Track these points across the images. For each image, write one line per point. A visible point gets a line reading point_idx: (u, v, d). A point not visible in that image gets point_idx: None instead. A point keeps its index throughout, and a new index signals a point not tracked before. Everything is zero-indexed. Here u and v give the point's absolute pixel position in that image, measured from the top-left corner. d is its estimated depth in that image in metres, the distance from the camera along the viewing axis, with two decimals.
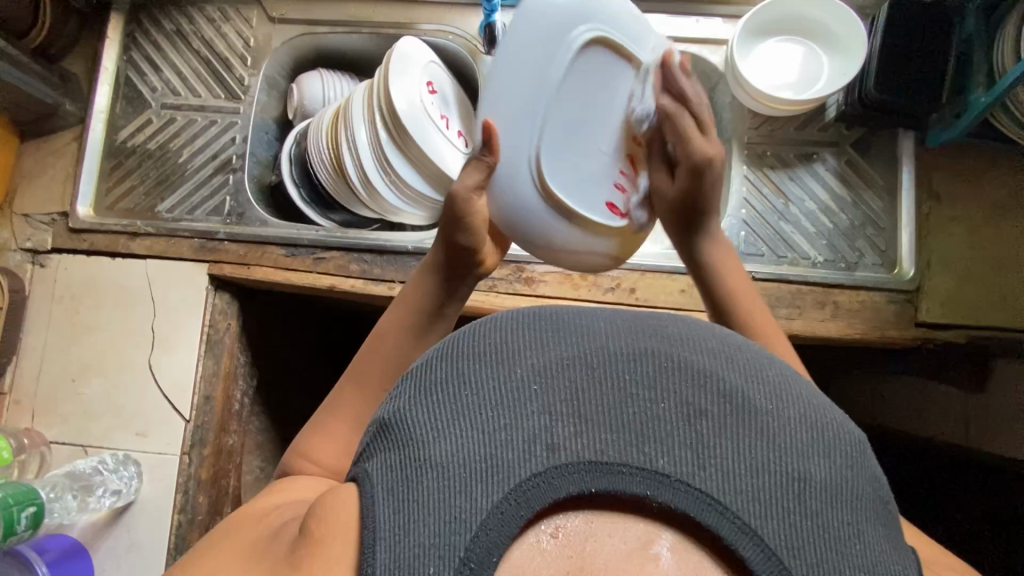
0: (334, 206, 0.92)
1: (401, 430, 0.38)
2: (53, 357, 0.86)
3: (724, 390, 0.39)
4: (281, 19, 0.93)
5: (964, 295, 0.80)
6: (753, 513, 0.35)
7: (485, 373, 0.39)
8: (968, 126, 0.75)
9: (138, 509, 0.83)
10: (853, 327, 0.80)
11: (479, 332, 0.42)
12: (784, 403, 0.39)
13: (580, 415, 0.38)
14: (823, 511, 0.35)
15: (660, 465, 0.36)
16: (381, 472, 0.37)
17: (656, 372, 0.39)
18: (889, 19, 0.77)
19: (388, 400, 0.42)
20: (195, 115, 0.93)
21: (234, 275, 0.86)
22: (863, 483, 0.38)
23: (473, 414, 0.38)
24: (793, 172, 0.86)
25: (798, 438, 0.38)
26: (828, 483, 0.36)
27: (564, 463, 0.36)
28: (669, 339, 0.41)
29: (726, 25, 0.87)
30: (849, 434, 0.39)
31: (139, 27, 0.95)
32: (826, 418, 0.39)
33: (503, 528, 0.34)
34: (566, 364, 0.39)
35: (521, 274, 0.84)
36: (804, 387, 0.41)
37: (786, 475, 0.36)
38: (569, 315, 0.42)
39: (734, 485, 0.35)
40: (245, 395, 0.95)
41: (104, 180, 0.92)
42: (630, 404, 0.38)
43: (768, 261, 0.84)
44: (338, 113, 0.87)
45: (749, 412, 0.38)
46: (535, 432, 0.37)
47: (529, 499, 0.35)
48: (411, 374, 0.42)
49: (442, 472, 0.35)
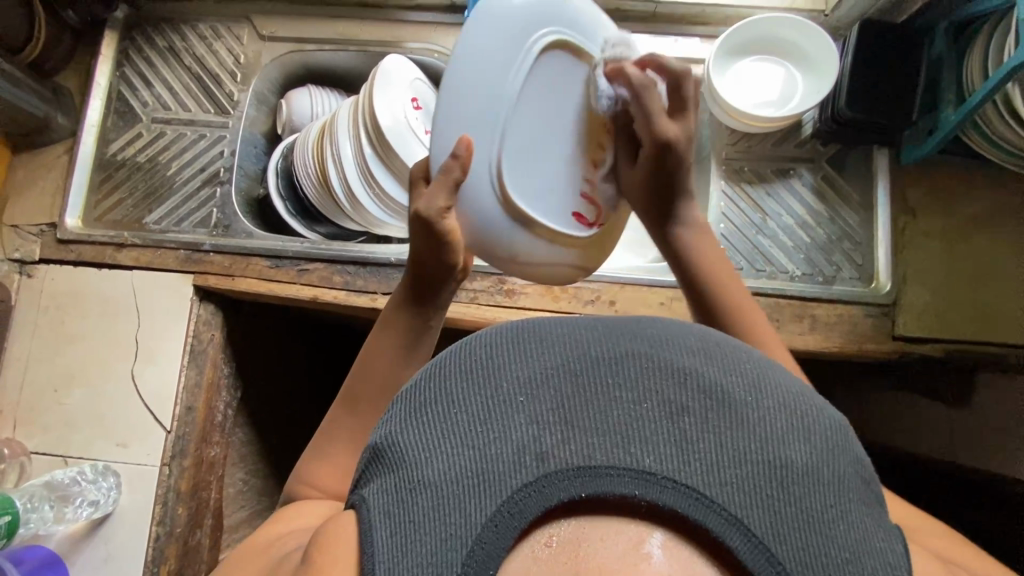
0: (320, 219, 0.94)
1: (394, 453, 0.37)
2: (36, 367, 0.87)
3: (706, 385, 0.37)
4: (271, 37, 0.96)
5: (941, 308, 0.81)
6: (740, 502, 0.33)
7: (471, 387, 0.38)
8: (940, 144, 0.77)
9: (117, 520, 0.82)
10: (831, 340, 0.81)
11: (465, 349, 0.40)
12: (762, 393, 0.38)
13: (566, 420, 0.36)
14: (809, 497, 0.34)
15: (647, 464, 0.34)
16: (377, 497, 0.36)
17: (637, 371, 0.38)
18: (860, 39, 0.79)
19: (379, 423, 0.41)
20: (185, 129, 0.95)
21: (218, 286, 0.87)
22: (844, 464, 0.37)
23: (459, 425, 0.36)
24: (771, 187, 0.87)
25: (778, 424, 0.36)
26: (810, 466, 0.35)
27: (554, 472, 0.34)
28: (649, 340, 0.39)
29: (704, 44, 0.89)
30: (826, 418, 0.38)
31: (133, 44, 0.97)
32: (804, 403, 0.38)
33: (498, 541, 0.33)
34: (549, 372, 0.38)
35: (503, 286, 0.85)
36: (783, 377, 0.40)
37: (768, 462, 0.35)
38: (550, 326, 0.41)
39: (719, 476, 0.34)
40: (229, 407, 0.95)
41: (94, 192, 0.93)
42: (614, 407, 0.36)
43: (747, 275, 0.85)
44: (323, 128, 0.88)
45: (729, 403, 0.36)
46: (522, 442, 0.35)
47: (521, 510, 0.33)
48: (400, 396, 0.41)
49: (434, 490, 0.34)
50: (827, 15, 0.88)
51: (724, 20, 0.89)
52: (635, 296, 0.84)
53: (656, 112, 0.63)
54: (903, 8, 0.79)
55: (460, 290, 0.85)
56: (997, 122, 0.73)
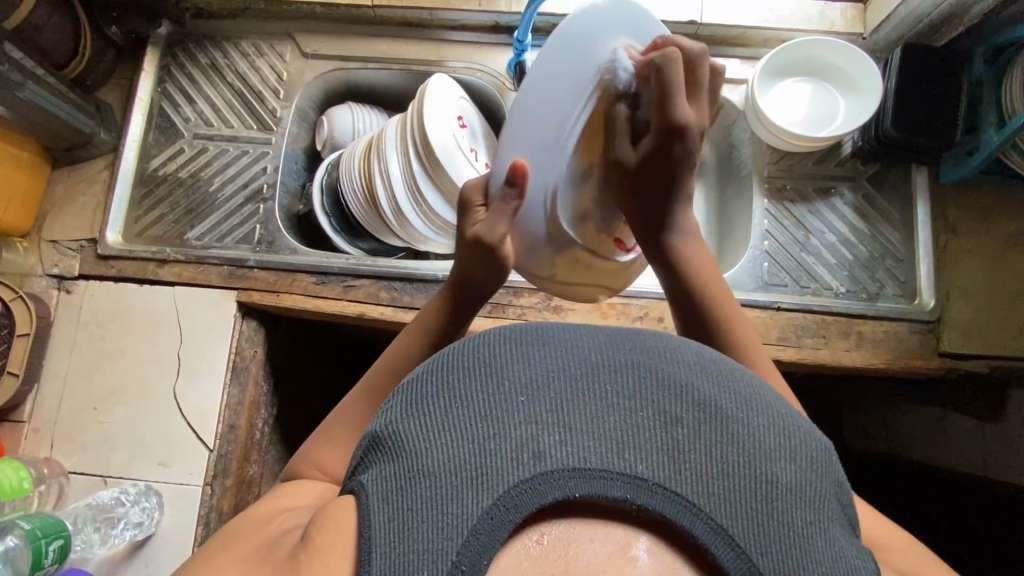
0: (363, 235, 0.94)
1: (395, 442, 0.38)
2: (75, 384, 0.85)
3: (700, 399, 0.38)
4: (314, 55, 0.96)
5: (984, 325, 0.82)
6: (726, 512, 0.34)
7: (475, 386, 0.39)
8: (980, 165, 0.79)
9: (158, 542, 0.80)
10: (877, 357, 0.81)
11: (470, 346, 0.41)
12: (755, 410, 0.38)
13: (564, 422, 0.37)
14: (792, 512, 0.35)
15: (640, 469, 0.35)
16: (376, 483, 0.36)
17: (635, 381, 0.39)
18: (902, 62, 0.81)
19: (380, 412, 0.41)
20: (227, 146, 0.95)
21: (263, 302, 0.87)
22: (827, 486, 0.38)
23: (460, 421, 0.37)
24: (812, 206, 0.89)
25: (768, 440, 0.37)
26: (796, 485, 0.36)
27: (551, 471, 0.35)
28: (649, 352, 0.41)
29: (744, 66, 0.91)
30: (814, 440, 0.39)
31: (174, 60, 0.97)
32: (793, 424, 0.39)
33: (492, 534, 0.33)
34: (551, 376, 0.39)
35: (550, 302, 0.85)
36: (775, 397, 0.41)
37: (756, 477, 0.35)
38: (553, 330, 0.42)
39: (708, 485, 0.35)
40: (266, 424, 0.93)
41: (135, 208, 0.93)
42: (611, 412, 0.37)
43: (792, 292, 0.86)
44: (370, 145, 0.89)
45: (722, 417, 0.37)
46: (522, 440, 0.36)
47: (517, 505, 0.34)
48: (404, 388, 0.41)
49: (433, 481, 0.35)
50: (864, 38, 0.89)
51: (763, 42, 0.91)
52: None
53: (676, 91, 0.58)
54: (941, 32, 0.82)
55: (507, 307, 0.85)
56: None
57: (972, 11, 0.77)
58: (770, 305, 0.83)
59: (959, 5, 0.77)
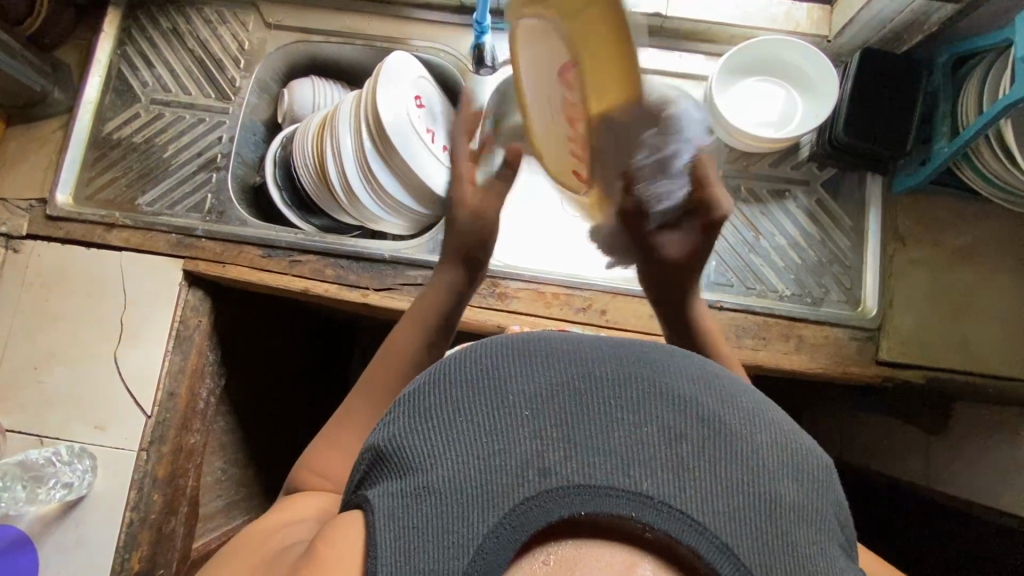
0: (315, 210, 0.93)
1: (400, 458, 0.39)
2: (16, 344, 0.85)
3: (702, 415, 0.40)
4: (277, 25, 0.95)
5: (924, 336, 0.82)
6: (732, 532, 0.36)
7: (479, 400, 0.40)
8: (932, 175, 0.79)
9: (89, 504, 0.81)
10: (816, 362, 0.82)
11: (474, 358, 0.43)
12: (756, 428, 0.41)
13: (569, 437, 0.38)
14: (794, 532, 0.37)
15: (645, 487, 0.36)
16: (383, 498, 0.38)
17: (639, 398, 0.40)
18: (861, 67, 0.80)
19: (382, 426, 0.43)
20: (184, 113, 0.94)
21: (208, 272, 0.86)
22: (826, 503, 0.40)
23: (466, 434, 0.39)
24: (766, 208, 0.88)
25: (769, 459, 0.39)
26: (798, 504, 0.38)
27: (555, 488, 0.36)
28: (651, 367, 0.43)
29: (707, 62, 0.90)
30: (815, 457, 0.41)
31: (135, 23, 0.96)
32: (793, 441, 0.41)
33: (498, 552, 0.34)
34: (555, 391, 0.40)
35: (495, 289, 0.85)
36: (778, 414, 0.43)
37: (758, 495, 0.37)
38: (558, 344, 0.44)
39: (713, 505, 0.36)
40: (212, 394, 0.94)
41: (87, 170, 0.92)
42: (617, 426, 0.39)
43: (737, 292, 0.86)
44: (325, 120, 0.88)
45: (724, 434, 0.39)
46: (526, 456, 0.37)
47: (523, 523, 0.35)
48: (409, 399, 0.43)
49: (438, 497, 0.36)
50: (828, 41, 0.88)
51: (728, 39, 0.90)
52: (627, 306, 0.84)
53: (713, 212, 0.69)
54: (903, 39, 0.82)
55: None
56: (989, 156, 0.74)
57: (932, 18, 0.76)
58: (713, 304, 0.83)
59: (919, 13, 0.77)
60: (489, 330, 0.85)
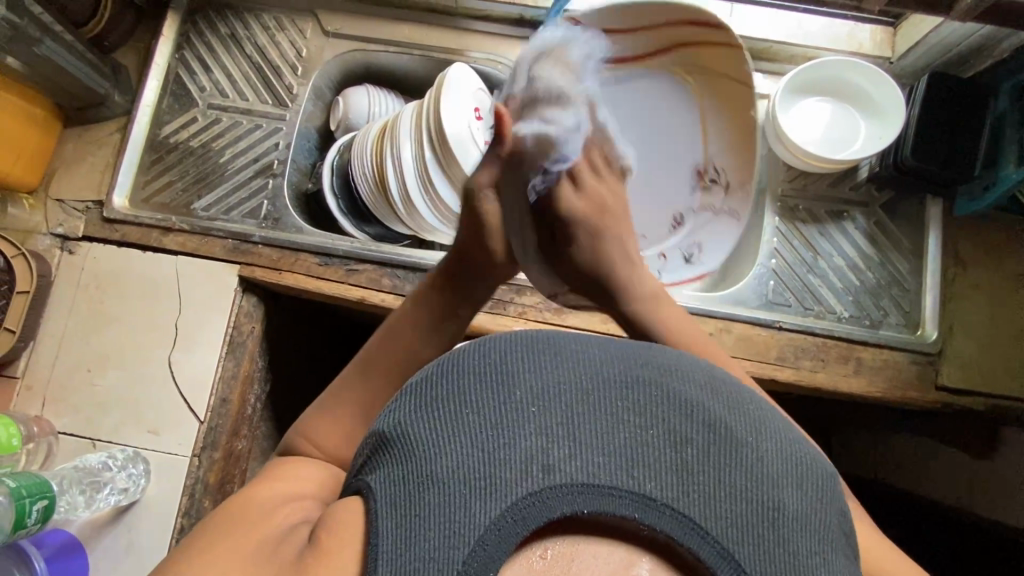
0: (369, 219, 0.93)
1: (403, 444, 0.39)
2: (71, 346, 0.85)
3: (709, 420, 0.40)
4: (335, 33, 0.96)
5: (983, 361, 0.82)
6: (733, 538, 0.36)
7: (487, 393, 0.40)
8: (998, 200, 0.78)
9: (142, 509, 0.81)
10: (874, 385, 0.81)
11: (480, 350, 0.43)
12: (764, 436, 0.41)
13: (574, 436, 0.38)
14: (796, 540, 0.37)
15: (648, 489, 0.37)
16: (385, 485, 0.38)
17: (646, 400, 0.41)
18: (929, 91, 0.80)
19: (387, 412, 0.43)
20: (241, 118, 0.94)
21: (265, 279, 0.86)
22: (831, 514, 0.40)
23: (473, 427, 0.39)
24: (823, 228, 0.88)
25: (776, 469, 0.39)
26: (802, 513, 0.39)
27: (559, 484, 0.36)
28: (660, 369, 0.43)
29: (766, 81, 0.90)
30: (820, 468, 0.42)
31: (194, 28, 0.96)
32: (801, 451, 0.42)
33: (500, 544, 0.35)
34: (563, 389, 0.40)
35: (551, 303, 0.85)
36: (784, 422, 0.44)
37: (762, 503, 0.38)
38: (564, 341, 0.44)
39: (714, 509, 0.37)
40: (259, 400, 0.94)
41: (143, 173, 0.92)
42: (622, 427, 0.39)
43: (794, 312, 0.85)
44: (385, 129, 0.88)
45: (730, 441, 0.40)
46: (531, 452, 0.38)
47: (525, 518, 0.36)
48: (415, 387, 0.43)
49: (443, 487, 0.36)
50: (891, 63, 0.88)
51: (789, 59, 0.90)
52: None
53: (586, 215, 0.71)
54: (970, 64, 0.82)
55: (508, 304, 0.85)
56: None
57: (1003, 44, 0.76)
58: (772, 325, 0.83)
59: (989, 38, 0.77)
60: None
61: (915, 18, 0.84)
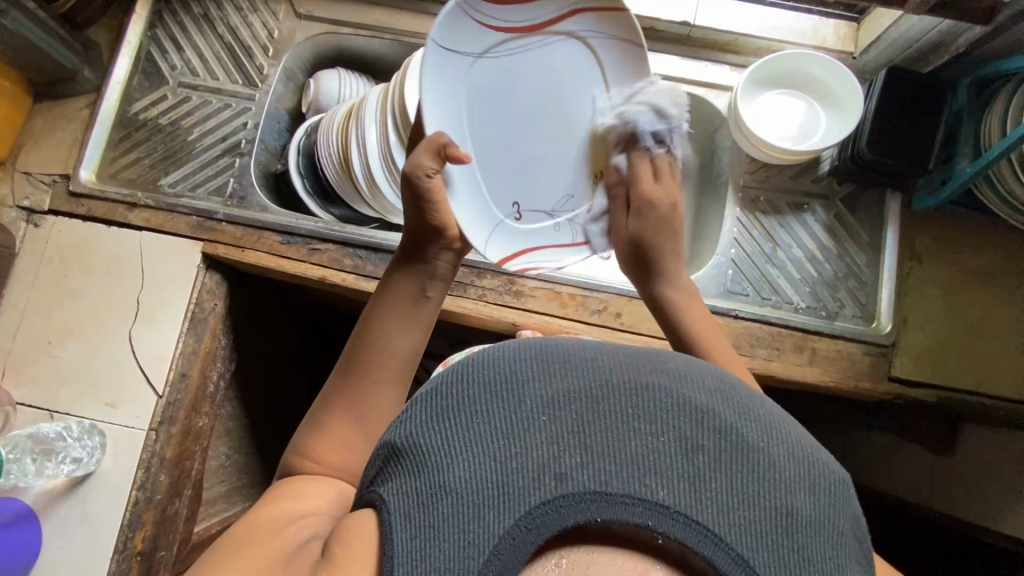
0: (335, 200, 0.94)
1: (414, 455, 0.38)
2: (32, 318, 0.86)
3: (720, 426, 0.39)
4: (307, 16, 0.96)
5: (937, 354, 0.83)
6: (747, 543, 0.35)
7: (495, 402, 0.39)
8: (952, 195, 0.79)
9: (96, 480, 0.81)
10: (828, 375, 0.82)
11: (487, 359, 0.42)
12: (774, 440, 0.39)
13: (585, 444, 0.37)
14: (811, 546, 0.36)
15: (661, 496, 0.36)
16: (397, 498, 0.37)
17: (655, 406, 0.39)
18: (886, 84, 0.81)
19: (396, 422, 0.42)
20: (210, 98, 0.95)
21: (227, 256, 0.87)
22: (843, 519, 0.39)
23: (482, 436, 0.38)
24: (784, 220, 0.89)
25: (788, 473, 0.38)
26: (815, 519, 0.37)
27: (572, 493, 0.36)
28: (669, 375, 0.41)
29: (732, 73, 0.91)
30: (833, 472, 0.40)
31: (167, 6, 0.97)
32: (813, 456, 0.40)
33: (514, 553, 0.34)
34: (572, 397, 0.39)
35: (511, 287, 0.86)
36: (797, 428, 0.42)
37: (775, 509, 0.36)
38: (573, 348, 0.43)
39: (727, 516, 0.36)
40: (222, 378, 0.94)
41: (112, 149, 0.93)
42: (632, 435, 0.38)
43: (752, 302, 0.86)
44: (350, 111, 0.89)
45: (742, 446, 0.38)
46: (542, 462, 0.37)
47: (539, 526, 0.35)
48: (423, 397, 0.42)
49: (456, 497, 0.36)
50: (854, 58, 0.89)
51: (754, 52, 0.91)
52: (642, 311, 0.85)
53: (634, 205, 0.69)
54: (929, 59, 0.82)
55: (469, 286, 0.86)
56: (1010, 178, 0.75)
57: (960, 39, 0.76)
58: (728, 313, 0.83)
59: (947, 33, 0.77)
60: (503, 327, 0.86)
61: (878, 12, 0.85)
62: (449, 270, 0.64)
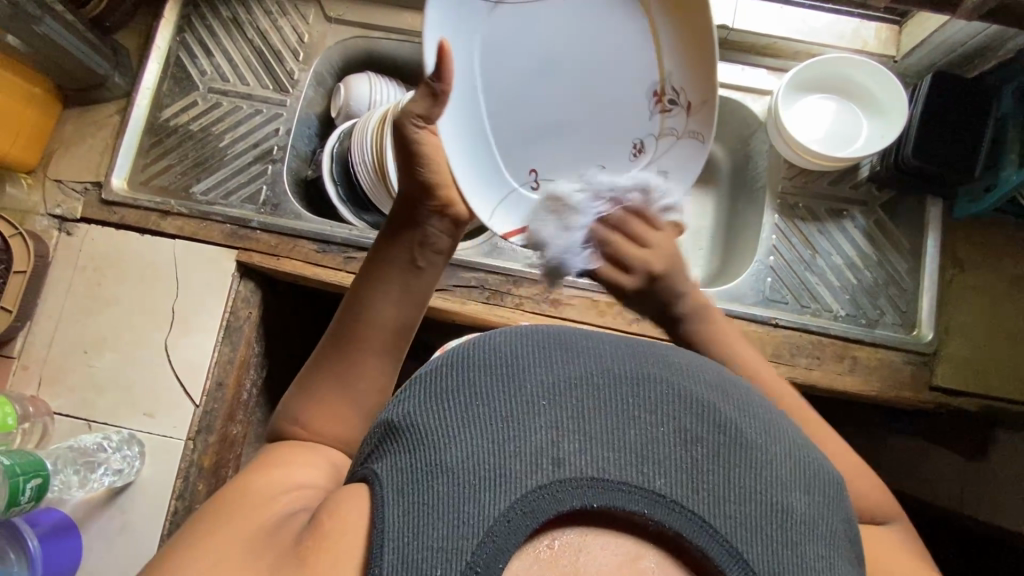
0: (368, 207, 0.93)
1: (411, 433, 0.39)
2: (67, 327, 0.85)
3: (720, 421, 0.40)
4: (338, 19, 0.95)
5: (979, 362, 0.82)
6: (742, 536, 0.36)
7: (497, 387, 0.40)
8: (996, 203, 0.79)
9: (136, 490, 0.81)
10: (870, 384, 0.81)
11: (494, 347, 0.43)
12: (771, 438, 0.41)
13: (585, 432, 0.38)
14: (803, 543, 0.37)
15: (658, 486, 0.37)
16: (392, 474, 0.37)
17: (658, 399, 0.41)
18: (933, 89, 0.79)
19: (396, 402, 0.43)
20: (241, 103, 0.94)
21: (262, 264, 0.86)
22: (837, 519, 0.40)
23: (483, 420, 0.39)
24: (823, 226, 0.88)
25: (785, 471, 0.39)
26: (810, 516, 0.38)
27: (569, 478, 0.36)
28: (669, 369, 0.43)
29: (770, 77, 0.90)
30: (828, 474, 0.41)
31: (196, 11, 0.95)
32: (809, 457, 0.41)
33: (509, 535, 0.34)
34: (575, 386, 0.41)
35: (549, 295, 0.85)
36: (791, 428, 0.44)
37: (771, 505, 0.37)
38: (576, 339, 0.44)
39: (724, 509, 0.37)
40: (255, 385, 0.94)
41: (142, 156, 0.92)
42: (632, 424, 0.39)
43: (791, 309, 0.85)
44: (385, 118, 0.88)
45: (740, 442, 0.39)
46: (542, 445, 0.37)
47: (535, 509, 0.35)
48: (424, 378, 0.43)
49: (454, 477, 0.36)
50: (895, 62, 0.88)
51: (792, 56, 0.90)
52: None
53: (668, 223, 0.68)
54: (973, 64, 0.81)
55: (506, 295, 0.85)
56: None
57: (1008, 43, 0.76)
58: (768, 322, 0.83)
59: (994, 38, 0.76)
60: None
61: (920, 16, 0.84)
62: (449, 245, 0.62)
